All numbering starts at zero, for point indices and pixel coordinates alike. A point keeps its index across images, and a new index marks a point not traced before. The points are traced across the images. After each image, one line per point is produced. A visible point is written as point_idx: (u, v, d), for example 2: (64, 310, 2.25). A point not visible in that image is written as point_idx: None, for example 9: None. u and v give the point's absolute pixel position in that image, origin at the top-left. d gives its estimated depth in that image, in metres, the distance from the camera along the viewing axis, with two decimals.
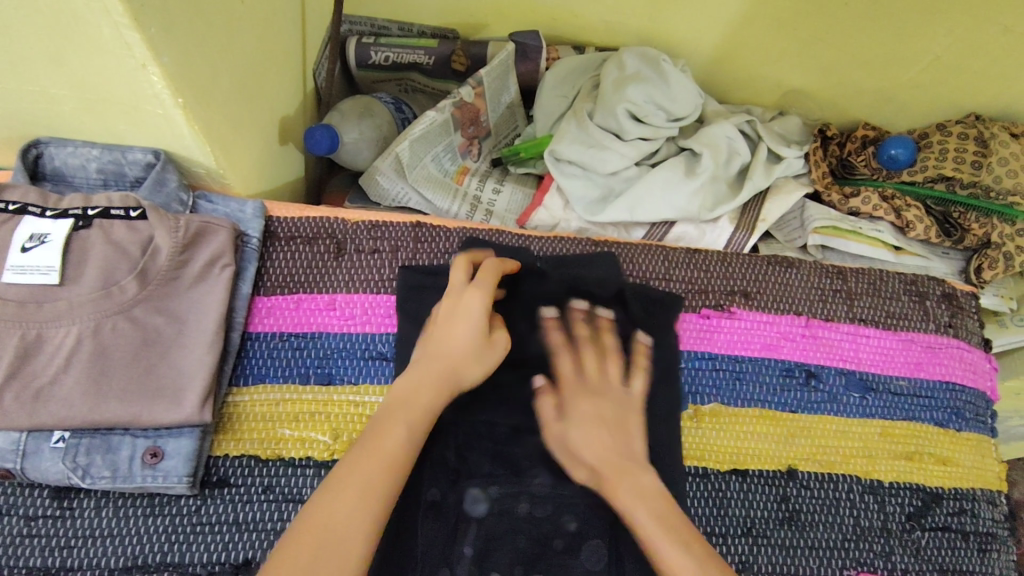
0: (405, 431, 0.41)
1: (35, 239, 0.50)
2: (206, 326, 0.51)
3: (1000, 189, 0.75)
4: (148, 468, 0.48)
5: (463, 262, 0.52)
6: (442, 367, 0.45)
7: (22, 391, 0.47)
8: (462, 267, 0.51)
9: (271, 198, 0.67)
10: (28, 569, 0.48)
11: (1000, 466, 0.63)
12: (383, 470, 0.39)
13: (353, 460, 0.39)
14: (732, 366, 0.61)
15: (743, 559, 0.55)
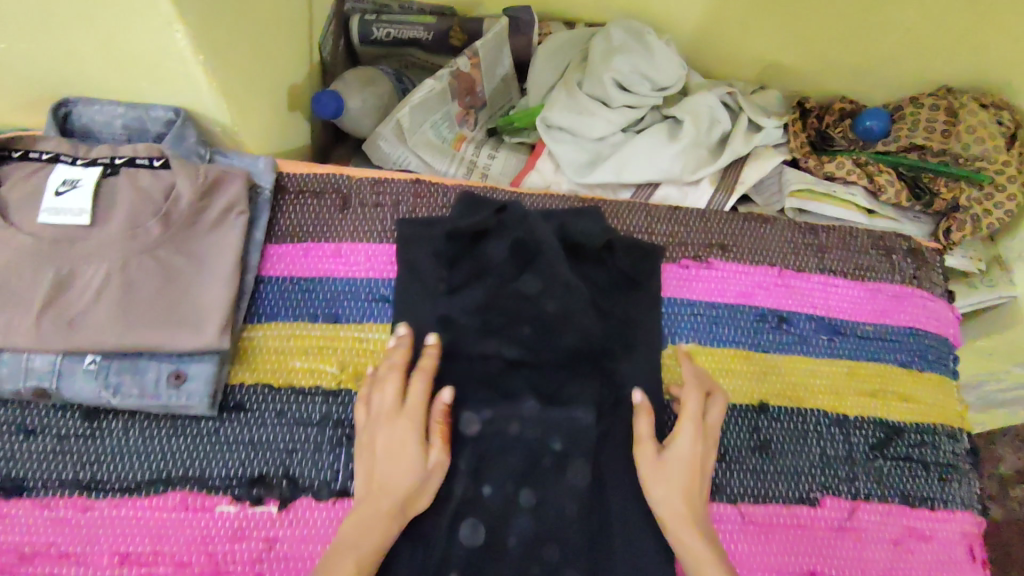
0: (353, 562, 0.46)
1: (68, 184, 0.55)
2: (224, 265, 0.56)
3: (968, 155, 0.81)
4: (173, 389, 0.53)
5: (396, 373, 0.53)
6: (384, 497, 0.49)
7: (57, 318, 0.52)
8: (394, 379, 0.53)
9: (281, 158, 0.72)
10: (63, 482, 0.53)
11: (960, 405, 0.67)
12: None
13: None
14: (709, 311, 0.66)
15: (718, 482, 0.59)
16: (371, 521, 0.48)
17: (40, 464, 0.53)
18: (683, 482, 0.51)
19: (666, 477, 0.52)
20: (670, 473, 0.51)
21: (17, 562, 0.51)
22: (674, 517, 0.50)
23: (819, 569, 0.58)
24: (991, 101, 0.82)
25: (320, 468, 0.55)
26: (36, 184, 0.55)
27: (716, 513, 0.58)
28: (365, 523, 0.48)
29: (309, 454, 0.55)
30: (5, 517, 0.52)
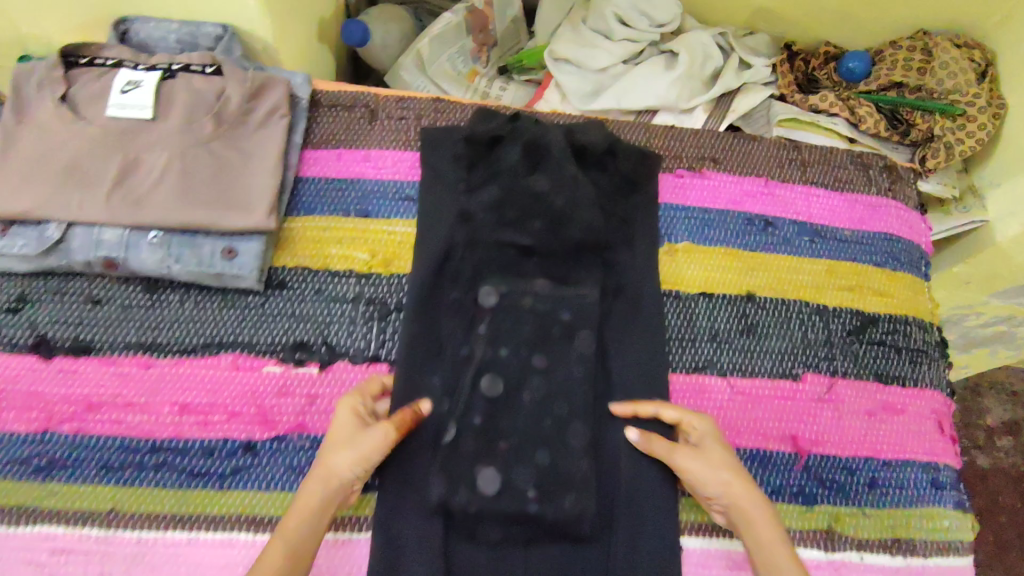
0: (279, 540, 0.49)
1: (132, 84, 0.61)
2: (268, 160, 0.63)
3: (941, 90, 0.88)
4: (226, 262, 0.60)
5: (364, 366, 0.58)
6: (318, 476, 0.51)
7: (125, 197, 0.58)
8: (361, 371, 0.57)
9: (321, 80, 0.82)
10: (127, 344, 0.59)
11: (932, 303, 0.74)
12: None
13: None
14: (701, 215, 0.72)
15: (709, 358, 0.66)
16: (302, 507, 0.50)
17: (107, 328, 0.60)
18: (719, 461, 0.54)
19: (706, 459, 0.55)
20: (707, 458, 0.54)
21: (85, 411, 0.57)
22: (733, 496, 0.53)
23: (800, 433, 0.64)
24: (964, 41, 0.88)
25: (355, 338, 0.62)
26: (103, 84, 0.62)
27: (707, 384, 0.65)
28: (295, 518, 0.50)
29: (345, 326, 0.62)
30: (76, 372, 0.58)
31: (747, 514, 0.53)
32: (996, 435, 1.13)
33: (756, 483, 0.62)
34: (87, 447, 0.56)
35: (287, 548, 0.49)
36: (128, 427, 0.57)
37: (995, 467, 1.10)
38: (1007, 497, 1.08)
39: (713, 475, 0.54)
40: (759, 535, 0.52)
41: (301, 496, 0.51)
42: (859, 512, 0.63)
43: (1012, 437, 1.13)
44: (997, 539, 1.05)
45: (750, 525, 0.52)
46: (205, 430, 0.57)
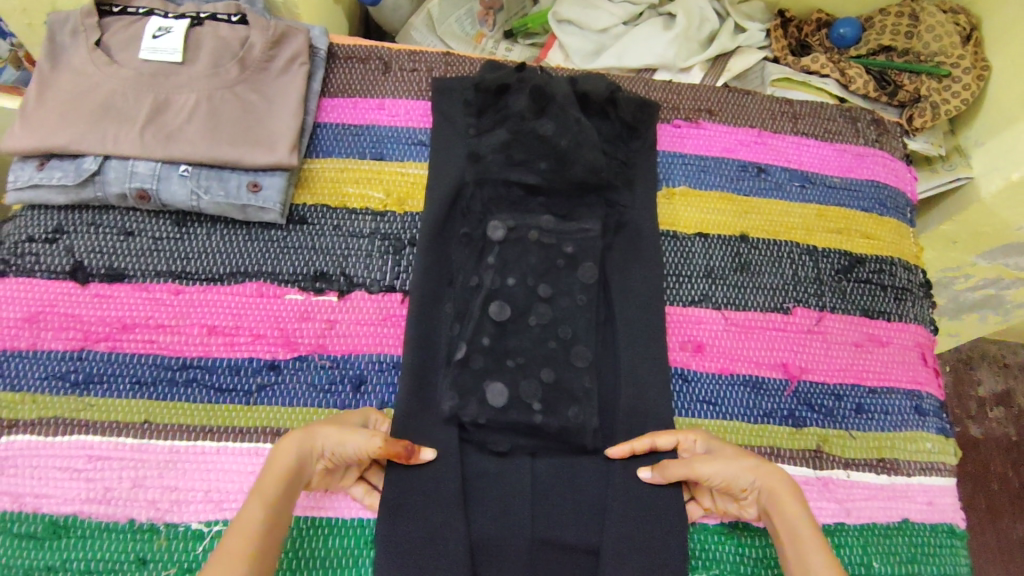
0: (258, 504, 0.50)
1: (163, 30, 0.66)
2: (289, 103, 0.67)
3: (928, 52, 0.92)
4: (252, 194, 0.64)
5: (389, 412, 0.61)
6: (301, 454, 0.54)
7: (157, 133, 0.63)
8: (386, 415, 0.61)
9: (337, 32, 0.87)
10: (157, 272, 0.63)
11: (917, 248, 0.78)
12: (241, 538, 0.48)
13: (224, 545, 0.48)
14: (698, 162, 0.76)
15: (705, 292, 0.70)
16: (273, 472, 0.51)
17: (138, 257, 0.64)
18: (733, 461, 0.56)
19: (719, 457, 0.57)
20: (722, 459, 0.56)
21: (120, 331, 0.61)
22: (759, 484, 0.55)
23: (790, 361, 0.68)
24: (950, 6, 0.92)
25: (371, 269, 0.66)
26: (136, 30, 0.66)
27: (703, 316, 0.69)
28: (266, 480, 0.51)
29: (362, 258, 0.66)
30: (110, 296, 0.62)
31: (778, 499, 0.55)
32: (987, 405, 1.17)
33: (748, 407, 0.66)
34: (121, 364, 0.60)
35: (257, 514, 0.49)
36: (159, 346, 0.61)
37: (986, 436, 1.14)
38: (998, 464, 1.12)
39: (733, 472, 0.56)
40: (793, 518, 0.53)
41: (275, 460, 0.52)
42: (846, 433, 0.66)
43: (1001, 407, 1.17)
44: (988, 502, 1.09)
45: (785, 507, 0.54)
46: (232, 350, 0.61)
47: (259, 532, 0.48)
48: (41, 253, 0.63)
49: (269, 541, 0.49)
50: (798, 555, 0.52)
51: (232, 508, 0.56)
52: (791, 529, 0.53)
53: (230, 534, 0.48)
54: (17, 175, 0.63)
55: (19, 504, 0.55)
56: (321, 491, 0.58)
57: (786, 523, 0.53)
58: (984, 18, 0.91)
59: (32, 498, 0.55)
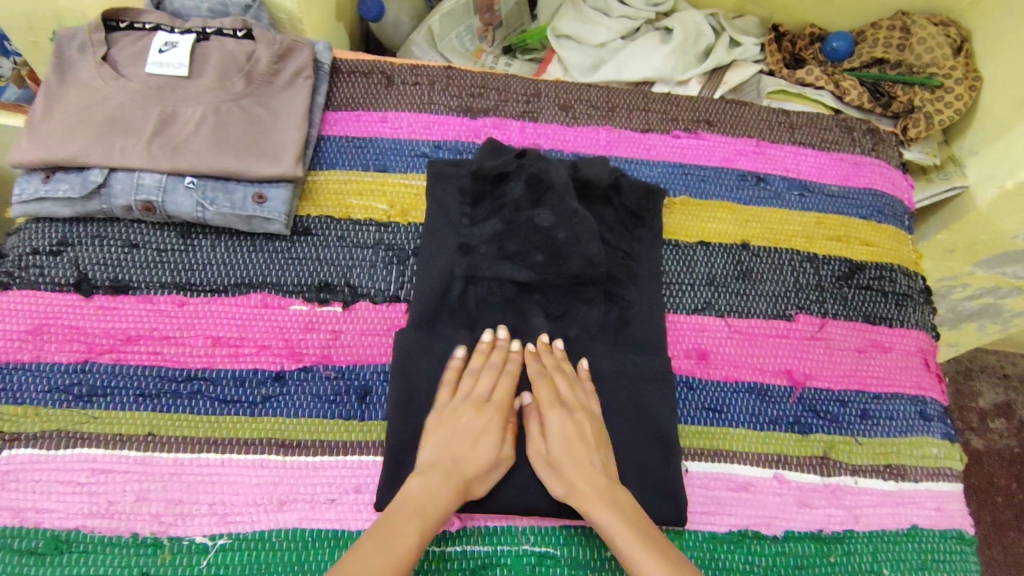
0: (420, 530, 0.51)
1: (169, 44, 0.67)
2: (294, 114, 0.68)
3: (920, 64, 0.93)
4: (257, 205, 0.64)
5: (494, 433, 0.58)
6: (456, 476, 0.54)
7: (163, 145, 0.63)
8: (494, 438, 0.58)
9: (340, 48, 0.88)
10: (162, 283, 0.63)
11: (915, 255, 0.78)
12: (400, 549, 0.49)
13: (370, 540, 0.49)
14: (698, 172, 0.77)
15: (708, 300, 0.70)
16: (429, 496, 0.53)
17: (143, 268, 0.64)
18: (571, 437, 0.57)
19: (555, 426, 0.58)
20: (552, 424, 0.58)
21: (124, 343, 0.61)
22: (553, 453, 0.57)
23: (794, 367, 0.68)
24: (941, 19, 0.93)
25: (376, 279, 0.66)
26: (143, 44, 0.67)
27: (707, 323, 0.69)
28: (433, 496, 0.53)
29: (366, 269, 0.66)
30: (115, 308, 0.62)
31: (576, 465, 0.56)
32: (988, 417, 1.17)
33: (754, 413, 0.66)
34: (125, 376, 0.60)
35: (421, 531, 0.51)
36: (164, 357, 0.60)
37: (988, 448, 1.14)
38: (1002, 477, 1.12)
39: (565, 452, 0.57)
40: (593, 498, 0.54)
41: (442, 481, 0.54)
42: (853, 439, 0.66)
43: (1002, 419, 1.17)
44: (992, 515, 1.08)
45: (570, 480, 0.55)
46: (236, 360, 0.61)
47: (410, 560, 0.49)
48: (45, 266, 0.63)
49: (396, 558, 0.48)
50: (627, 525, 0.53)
51: (239, 521, 0.55)
52: (613, 503, 0.54)
53: (383, 530, 0.50)
54: (22, 188, 0.63)
55: (20, 519, 0.54)
56: (325, 502, 0.57)
57: (611, 504, 0.54)
58: (973, 30, 0.93)
59: (33, 513, 0.54)
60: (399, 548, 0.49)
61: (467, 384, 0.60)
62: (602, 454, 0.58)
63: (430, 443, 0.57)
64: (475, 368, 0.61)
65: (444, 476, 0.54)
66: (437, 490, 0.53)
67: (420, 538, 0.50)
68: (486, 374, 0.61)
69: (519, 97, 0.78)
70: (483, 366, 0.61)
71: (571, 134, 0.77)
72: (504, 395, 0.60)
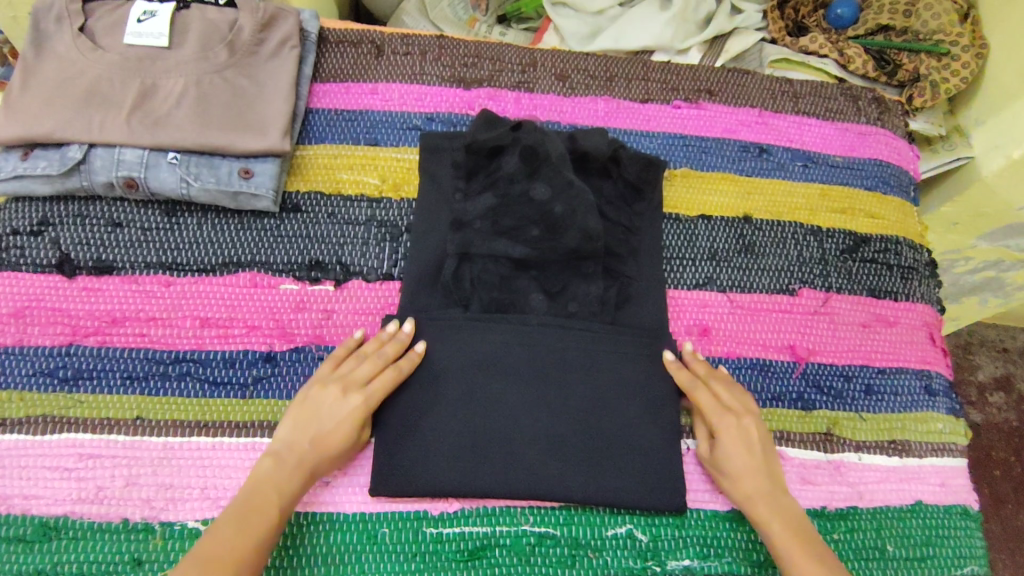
0: (272, 519, 0.50)
1: (148, 13, 0.64)
2: (281, 86, 0.65)
3: (926, 31, 0.91)
4: (243, 181, 0.62)
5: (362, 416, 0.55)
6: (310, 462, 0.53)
7: (144, 119, 0.61)
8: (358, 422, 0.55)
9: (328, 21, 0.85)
10: (147, 263, 0.61)
11: (920, 226, 0.77)
12: (249, 544, 0.48)
13: (224, 534, 0.48)
14: (699, 144, 0.75)
15: (709, 275, 0.69)
16: (284, 484, 0.51)
17: (128, 248, 0.61)
18: (740, 443, 0.57)
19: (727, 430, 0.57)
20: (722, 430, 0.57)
21: (109, 325, 0.59)
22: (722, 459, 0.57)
23: (797, 342, 0.67)
24: None
25: (368, 257, 0.64)
26: (121, 13, 0.64)
27: (708, 298, 0.68)
28: (280, 483, 0.51)
29: (358, 246, 0.64)
30: (99, 289, 0.60)
31: (750, 470, 0.56)
32: (987, 390, 1.17)
33: (757, 390, 0.65)
34: (111, 359, 0.58)
35: (274, 523, 0.50)
36: (151, 339, 0.59)
37: (986, 421, 1.14)
38: (1001, 449, 1.12)
39: (734, 452, 0.57)
40: (761, 500, 0.55)
41: (294, 465, 0.52)
42: (857, 415, 0.65)
43: (1001, 392, 1.16)
44: (991, 488, 1.08)
45: (740, 489, 0.56)
46: (226, 342, 0.59)
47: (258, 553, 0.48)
48: (26, 247, 0.61)
49: (248, 551, 0.48)
50: (791, 528, 0.54)
51: None
52: (776, 506, 0.55)
53: (241, 521, 0.49)
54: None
55: (7, 507, 0.53)
56: (320, 485, 0.56)
57: (776, 506, 0.55)
58: None
59: (20, 500, 0.53)
60: (248, 540, 0.48)
61: (349, 365, 0.57)
62: (768, 455, 0.57)
63: (289, 421, 0.54)
64: (365, 351, 0.57)
65: (296, 462, 0.52)
66: (289, 472, 0.52)
67: (274, 527, 0.50)
68: (368, 361, 0.57)
69: (514, 67, 0.75)
70: (371, 352, 0.57)
71: (568, 105, 0.74)
72: (383, 384, 0.56)
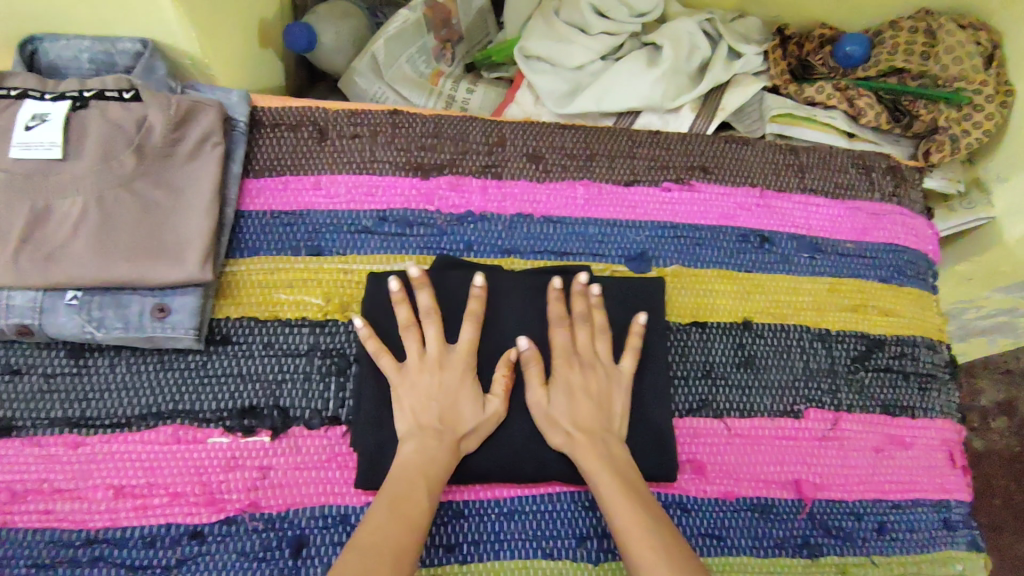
0: (426, 493, 0.48)
1: (38, 118, 0.53)
2: (202, 196, 0.55)
3: (947, 76, 0.79)
4: (158, 321, 0.53)
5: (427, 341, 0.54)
6: (448, 434, 0.52)
7: (36, 253, 0.51)
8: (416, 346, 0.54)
9: (268, 87, 0.74)
10: (51, 420, 0.53)
11: (940, 319, 0.68)
12: (410, 525, 0.45)
13: (380, 519, 0.45)
14: (692, 234, 0.66)
15: (704, 397, 0.60)
16: (428, 459, 0.50)
17: (28, 403, 0.53)
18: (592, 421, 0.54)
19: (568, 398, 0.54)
20: (576, 393, 0.54)
21: (9, 501, 0.51)
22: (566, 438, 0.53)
23: (804, 478, 0.59)
24: (969, 20, 0.79)
25: (311, 397, 0.55)
26: (5, 118, 0.53)
27: (703, 428, 0.59)
28: (428, 465, 0.50)
29: (298, 384, 0.55)
30: None
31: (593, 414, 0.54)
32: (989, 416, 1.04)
33: (757, 537, 0.57)
34: (10, 544, 0.50)
35: (429, 499, 0.48)
36: (57, 517, 0.51)
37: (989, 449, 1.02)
38: (1000, 479, 1.00)
39: (573, 412, 0.54)
40: (592, 463, 0.51)
41: (427, 446, 0.51)
42: (869, 561, 0.58)
43: (1004, 417, 1.03)
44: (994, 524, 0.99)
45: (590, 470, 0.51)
46: (145, 515, 0.51)
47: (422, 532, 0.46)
48: None
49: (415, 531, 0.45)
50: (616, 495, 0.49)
51: None
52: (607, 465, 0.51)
53: (391, 503, 0.46)
54: None
55: None
56: None
57: (601, 455, 0.52)
58: (1006, 33, 0.78)
59: None
60: (410, 518, 0.46)
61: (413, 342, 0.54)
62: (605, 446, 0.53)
63: (404, 412, 0.53)
64: (407, 320, 0.55)
65: (438, 443, 0.51)
66: (431, 458, 0.50)
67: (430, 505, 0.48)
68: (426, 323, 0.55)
69: (479, 148, 0.65)
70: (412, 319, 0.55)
71: (543, 192, 0.65)
72: (467, 343, 0.54)
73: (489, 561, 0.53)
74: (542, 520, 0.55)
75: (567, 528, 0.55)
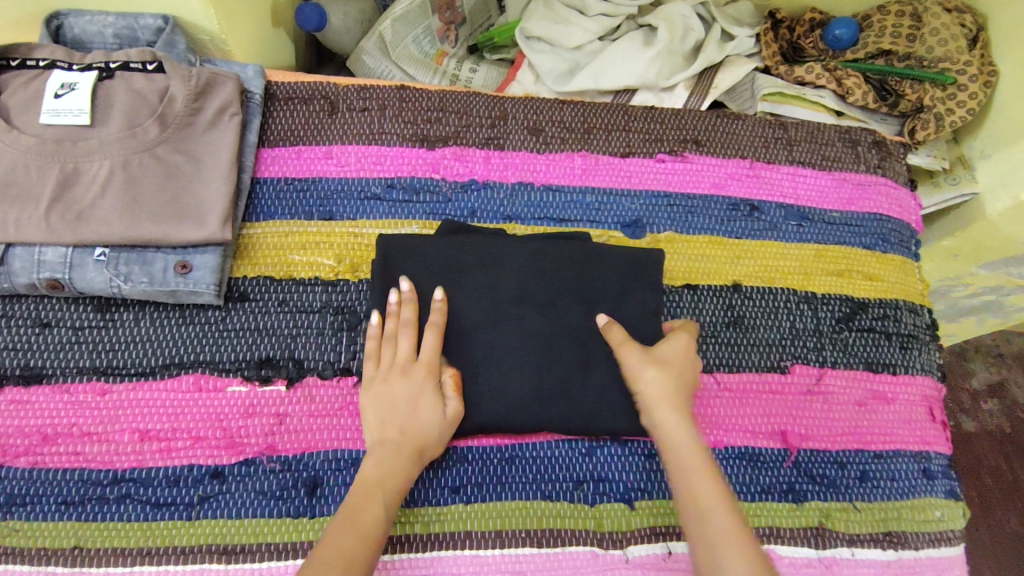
0: (381, 507, 0.50)
1: (66, 87, 0.57)
2: (220, 162, 0.59)
3: (932, 58, 0.82)
4: (180, 277, 0.56)
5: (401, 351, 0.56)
6: (411, 443, 0.53)
7: (66, 212, 0.55)
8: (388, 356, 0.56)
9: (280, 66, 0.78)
10: (79, 369, 0.56)
11: (922, 284, 0.71)
12: (360, 537, 0.47)
13: (334, 535, 0.47)
14: (684, 202, 0.69)
15: (695, 354, 0.64)
16: (391, 471, 0.52)
17: (57, 353, 0.56)
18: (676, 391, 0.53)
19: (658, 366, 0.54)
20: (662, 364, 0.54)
21: (40, 443, 0.54)
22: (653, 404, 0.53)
23: (789, 428, 0.62)
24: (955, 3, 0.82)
25: (323, 350, 0.59)
26: (35, 87, 0.57)
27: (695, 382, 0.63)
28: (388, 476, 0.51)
29: (312, 339, 0.59)
30: (27, 402, 0.55)
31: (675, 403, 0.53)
32: (981, 398, 1.08)
33: (745, 483, 0.60)
34: (42, 483, 0.53)
35: (384, 511, 0.50)
36: (86, 458, 0.54)
37: (981, 429, 1.05)
38: (992, 456, 1.03)
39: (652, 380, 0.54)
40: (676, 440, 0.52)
41: (392, 457, 0.52)
42: (851, 506, 0.61)
43: (996, 399, 1.07)
44: (983, 498, 1.01)
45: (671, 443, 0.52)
46: (169, 457, 0.54)
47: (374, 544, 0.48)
48: None
49: (366, 542, 0.47)
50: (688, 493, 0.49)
51: None
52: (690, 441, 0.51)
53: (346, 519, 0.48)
54: None
55: None
56: None
57: (686, 431, 0.52)
58: (990, 16, 0.82)
59: None
60: (362, 531, 0.48)
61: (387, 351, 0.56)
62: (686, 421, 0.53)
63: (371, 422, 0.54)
64: (389, 331, 0.56)
65: (400, 454, 0.53)
66: (391, 470, 0.52)
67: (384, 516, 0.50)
68: (403, 333, 0.56)
69: (482, 121, 0.69)
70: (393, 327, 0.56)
71: (542, 163, 0.68)
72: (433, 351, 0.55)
73: (492, 501, 0.57)
74: (541, 465, 0.58)
75: (565, 472, 0.58)
